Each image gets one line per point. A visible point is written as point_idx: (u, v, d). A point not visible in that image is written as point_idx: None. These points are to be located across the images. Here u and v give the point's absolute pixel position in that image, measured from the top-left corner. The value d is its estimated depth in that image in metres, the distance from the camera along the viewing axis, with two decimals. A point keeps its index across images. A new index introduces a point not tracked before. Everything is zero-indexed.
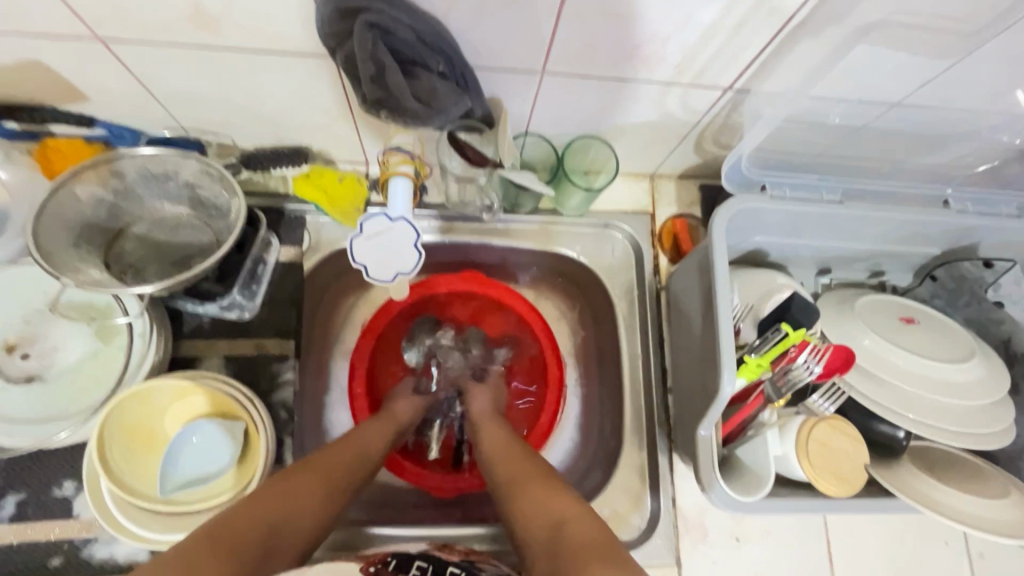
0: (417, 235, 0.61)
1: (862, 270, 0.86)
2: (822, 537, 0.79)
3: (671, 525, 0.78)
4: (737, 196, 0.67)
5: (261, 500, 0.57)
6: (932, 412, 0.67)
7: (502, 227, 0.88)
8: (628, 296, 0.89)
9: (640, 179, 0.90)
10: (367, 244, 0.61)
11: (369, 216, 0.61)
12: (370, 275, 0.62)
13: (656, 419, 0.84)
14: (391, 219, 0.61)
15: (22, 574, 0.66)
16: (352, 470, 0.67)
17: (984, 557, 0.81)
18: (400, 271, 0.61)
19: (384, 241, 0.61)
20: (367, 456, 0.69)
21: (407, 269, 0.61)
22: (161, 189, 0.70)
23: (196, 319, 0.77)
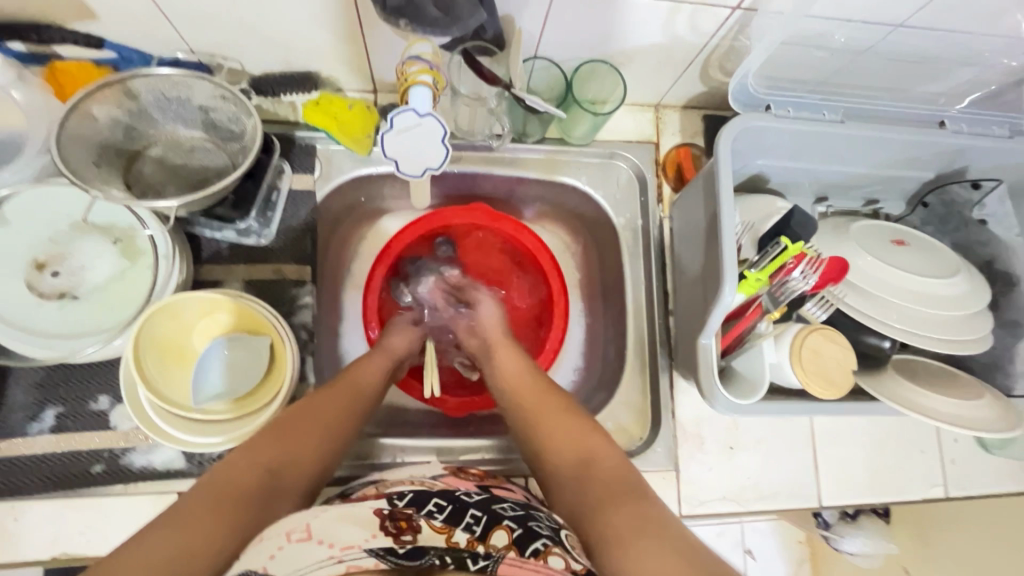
0: (445, 130, 0.63)
1: (858, 198, 0.89)
2: (809, 444, 0.86)
3: (671, 436, 0.84)
4: (744, 115, 0.69)
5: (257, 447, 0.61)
6: (915, 321, 0.72)
7: (509, 156, 0.89)
8: (632, 225, 0.91)
9: (645, 109, 0.91)
10: (397, 138, 0.63)
11: (399, 110, 0.62)
12: (400, 170, 0.67)
13: (659, 342, 0.88)
14: (420, 114, 0.63)
15: (66, 480, 0.70)
16: (349, 406, 0.70)
17: (956, 464, 0.89)
18: (430, 166, 0.66)
19: (413, 136, 0.63)
20: (361, 393, 0.72)
21: (436, 164, 0.66)
22: (175, 112, 0.71)
23: (214, 245, 0.79)
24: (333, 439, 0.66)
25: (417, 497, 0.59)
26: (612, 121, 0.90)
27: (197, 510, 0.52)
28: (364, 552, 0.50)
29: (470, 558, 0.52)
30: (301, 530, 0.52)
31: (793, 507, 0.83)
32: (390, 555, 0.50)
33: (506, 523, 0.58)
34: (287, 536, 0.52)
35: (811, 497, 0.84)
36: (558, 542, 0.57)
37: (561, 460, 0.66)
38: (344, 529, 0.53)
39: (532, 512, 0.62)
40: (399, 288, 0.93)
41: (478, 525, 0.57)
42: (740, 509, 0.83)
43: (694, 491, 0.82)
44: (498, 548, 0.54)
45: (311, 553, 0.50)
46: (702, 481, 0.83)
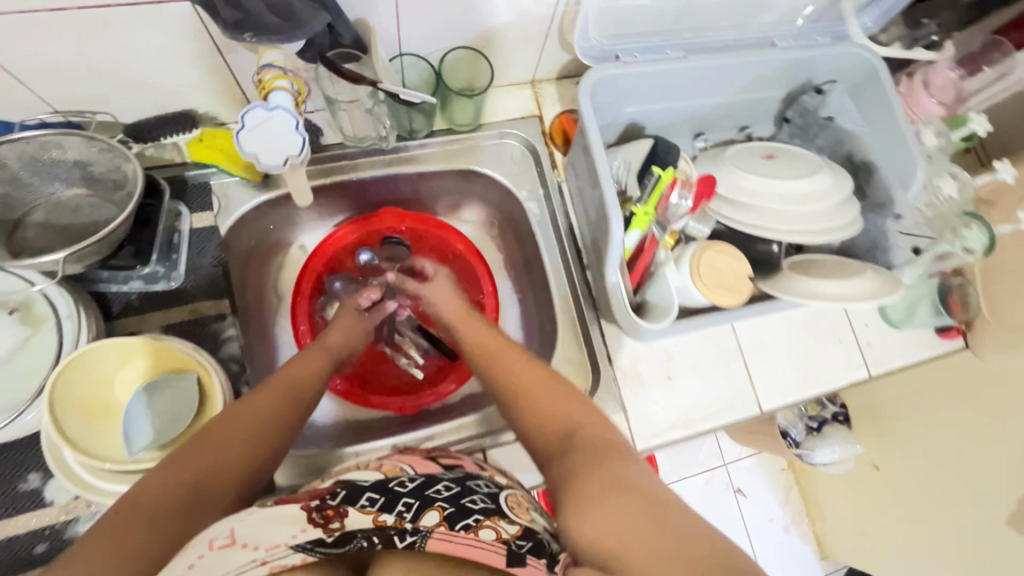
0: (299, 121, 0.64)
1: (730, 128, 0.97)
2: (740, 357, 0.92)
3: (612, 380, 0.87)
4: (598, 66, 0.75)
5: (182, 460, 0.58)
6: (801, 221, 0.79)
7: (404, 155, 0.92)
8: (536, 194, 0.96)
9: (522, 87, 0.97)
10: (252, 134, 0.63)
11: (246, 108, 0.62)
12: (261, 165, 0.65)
13: (582, 296, 0.92)
14: (269, 108, 0.63)
15: (11, 566, 0.68)
16: (281, 408, 0.67)
17: (870, 345, 0.97)
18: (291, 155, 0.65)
19: (268, 130, 0.63)
20: (298, 392, 0.70)
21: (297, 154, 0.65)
22: (50, 172, 0.70)
23: (123, 298, 0.78)
24: (267, 439, 0.64)
25: (351, 493, 0.56)
26: (494, 103, 0.95)
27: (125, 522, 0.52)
28: (291, 548, 0.47)
29: (397, 536, 0.51)
30: (224, 535, 0.49)
31: (737, 418, 0.89)
32: (318, 546, 0.49)
33: (439, 504, 0.56)
34: (207, 545, 0.48)
35: (751, 406, 0.90)
36: (495, 512, 0.58)
37: (547, 439, 0.67)
38: (271, 528, 0.50)
39: (468, 487, 0.62)
40: (326, 306, 0.95)
41: (410, 509, 0.55)
42: (691, 432, 0.87)
43: (645, 426, 0.86)
44: (428, 525, 0.52)
45: (233, 557, 0.47)
46: (650, 414, 0.87)
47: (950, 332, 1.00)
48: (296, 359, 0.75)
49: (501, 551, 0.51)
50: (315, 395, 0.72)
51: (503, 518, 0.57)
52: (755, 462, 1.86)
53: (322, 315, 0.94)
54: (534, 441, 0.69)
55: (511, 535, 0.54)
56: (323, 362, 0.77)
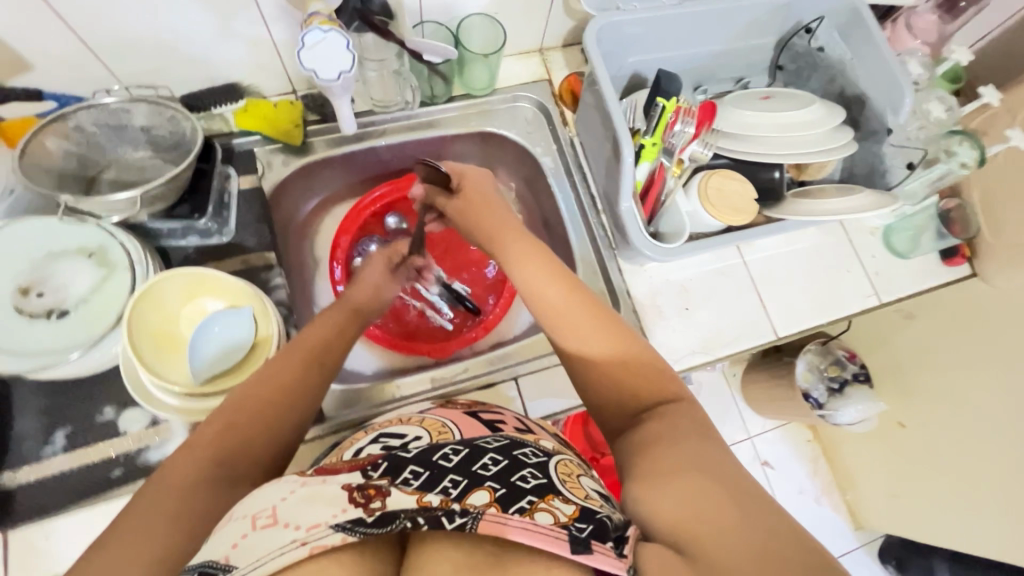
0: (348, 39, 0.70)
1: (727, 79, 1.04)
2: (753, 289, 0.96)
3: (632, 311, 0.93)
4: (600, 15, 0.83)
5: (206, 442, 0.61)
6: (799, 146, 0.85)
7: (426, 120, 1.00)
8: (549, 151, 1.03)
9: (531, 55, 1.05)
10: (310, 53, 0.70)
11: (307, 30, 0.69)
12: (320, 81, 0.71)
13: (598, 238, 0.98)
14: (323, 30, 0.70)
15: (89, 491, 0.73)
16: (304, 374, 0.69)
17: (880, 274, 1.01)
18: (343, 70, 0.71)
19: (322, 51, 0.70)
20: (319, 360, 0.71)
21: (348, 69, 0.71)
22: (120, 136, 0.79)
23: (181, 253, 0.86)
24: (290, 413, 0.67)
25: (393, 465, 0.56)
26: (506, 69, 1.03)
27: (151, 505, 0.56)
28: (331, 529, 0.49)
29: (445, 516, 0.50)
30: (266, 514, 0.52)
31: (754, 343, 0.93)
32: (359, 526, 0.49)
33: (489, 484, 0.55)
34: (252, 522, 0.52)
35: (766, 332, 0.95)
36: (548, 489, 0.55)
37: (613, 404, 0.66)
38: (310, 510, 0.51)
39: (516, 460, 0.60)
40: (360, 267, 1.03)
41: (457, 487, 0.54)
42: (711, 357, 0.92)
43: (666, 353, 0.91)
44: (479, 505, 0.51)
45: (279, 537, 0.49)
46: (670, 342, 0.92)
47: (954, 258, 1.03)
48: (317, 321, 0.76)
49: (563, 537, 0.48)
50: (336, 358, 0.74)
51: (558, 497, 0.54)
52: (782, 435, 1.79)
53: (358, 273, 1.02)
54: (605, 412, 0.67)
55: (569, 518, 0.50)
56: (347, 325, 0.78)
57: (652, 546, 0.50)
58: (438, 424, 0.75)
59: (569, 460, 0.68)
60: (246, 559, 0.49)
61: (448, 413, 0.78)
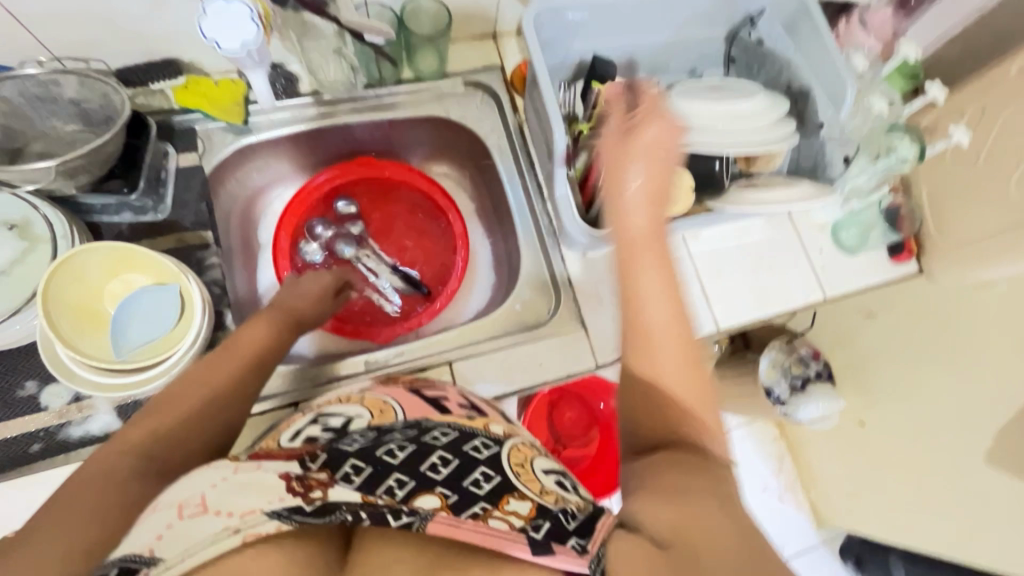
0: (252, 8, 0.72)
1: (679, 69, 1.03)
2: (694, 279, 0.96)
3: (573, 300, 0.93)
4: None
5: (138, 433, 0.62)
6: (741, 139, 0.84)
7: (376, 102, 0.99)
8: (499, 137, 1.02)
9: (484, 39, 1.04)
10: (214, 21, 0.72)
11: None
12: (222, 52, 0.73)
13: (542, 224, 0.96)
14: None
15: (7, 465, 0.73)
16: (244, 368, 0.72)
17: (826, 268, 1.00)
18: (246, 41, 0.72)
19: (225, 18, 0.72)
20: (261, 357, 0.75)
21: (252, 40, 0.72)
22: (48, 108, 0.78)
23: (115, 228, 0.85)
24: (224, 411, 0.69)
25: (333, 458, 0.59)
26: (458, 53, 1.02)
27: (72, 501, 0.55)
28: (265, 516, 0.51)
29: (390, 514, 0.52)
30: (195, 503, 0.53)
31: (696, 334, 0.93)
32: (295, 514, 0.51)
33: (439, 488, 0.58)
34: (178, 512, 0.53)
35: (706, 323, 0.95)
36: (504, 489, 0.60)
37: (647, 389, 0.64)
38: (243, 496, 0.53)
39: (466, 462, 0.63)
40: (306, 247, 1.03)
41: (400, 488, 0.56)
42: None
43: (605, 342, 0.91)
44: (427, 508, 0.54)
45: (209, 524, 0.51)
46: (610, 330, 0.91)
47: (901, 254, 1.01)
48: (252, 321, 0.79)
49: (523, 541, 0.51)
50: (274, 357, 0.77)
51: (513, 496, 0.59)
52: (746, 431, 1.77)
53: (302, 256, 1.03)
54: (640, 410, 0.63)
55: (523, 523, 0.54)
56: (284, 324, 0.81)
57: (632, 540, 0.49)
58: (380, 401, 0.77)
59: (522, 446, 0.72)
60: (172, 551, 0.49)
61: (388, 390, 0.81)
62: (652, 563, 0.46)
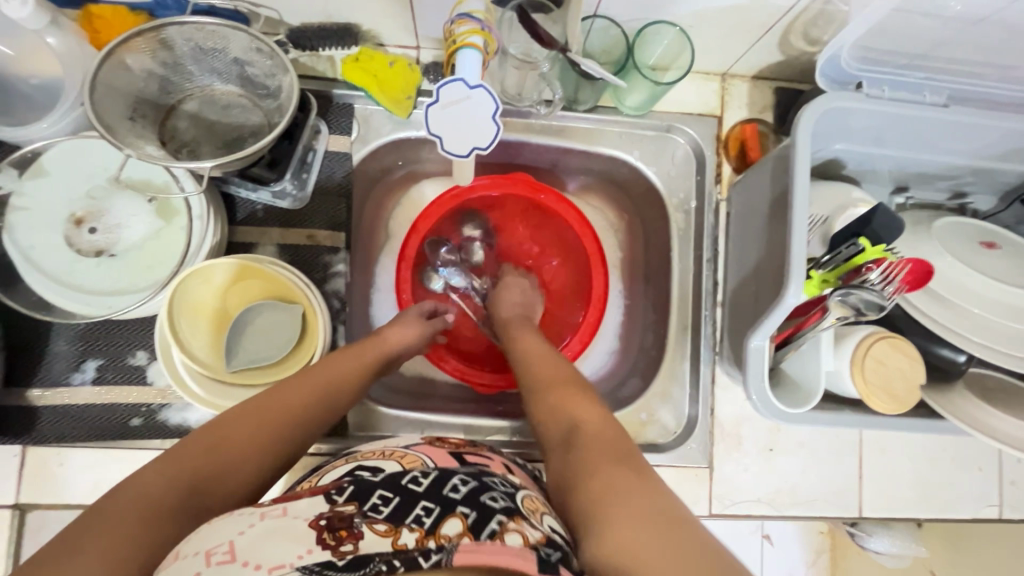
0: (497, 104, 0.57)
1: (943, 190, 0.79)
2: (855, 451, 0.80)
3: (707, 432, 0.80)
4: (829, 93, 0.60)
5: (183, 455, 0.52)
6: (999, 338, 0.65)
7: (560, 125, 0.83)
8: (684, 207, 0.84)
9: (710, 78, 0.83)
10: (444, 113, 0.58)
11: (447, 81, 0.56)
12: (444, 150, 0.60)
13: (703, 331, 0.82)
14: (470, 85, 0.57)
15: (105, 432, 0.72)
16: (313, 396, 0.63)
17: (1016, 487, 0.82)
18: (477, 146, 0.59)
19: (464, 109, 0.58)
20: (334, 390, 0.65)
21: (484, 146, 0.59)
22: (210, 65, 0.67)
23: (249, 207, 0.77)
24: (282, 437, 0.59)
25: (359, 490, 0.51)
26: (674, 90, 0.82)
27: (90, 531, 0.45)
28: (296, 571, 0.41)
29: (420, 555, 0.44)
30: (223, 549, 0.43)
31: (832, 515, 0.80)
32: (328, 570, 0.42)
33: (460, 510, 0.49)
34: (203, 561, 0.42)
35: (851, 508, 0.80)
36: (516, 513, 0.51)
37: (551, 431, 0.62)
38: (274, 545, 0.43)
39: (484, 483, 0.55)
40: (429, 274, 0.92)
41: (429, 516, 0.48)
42: (774, 513, 0.79)
43: (726, 490, 0.79)
44: (452, 537, 0.46)
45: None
46: (735, 480, 0.79)
47: None
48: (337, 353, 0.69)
49: (532, 557, 0.45)
50: (348, 400, 0.67)
51: (526, 520, 0.50)
52: None
53: (424, 282, 0.92)
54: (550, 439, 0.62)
55: (539, 540, 0.48)
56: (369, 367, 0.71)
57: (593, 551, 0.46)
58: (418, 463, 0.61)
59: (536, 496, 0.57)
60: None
61: (427, 446, 0.64)
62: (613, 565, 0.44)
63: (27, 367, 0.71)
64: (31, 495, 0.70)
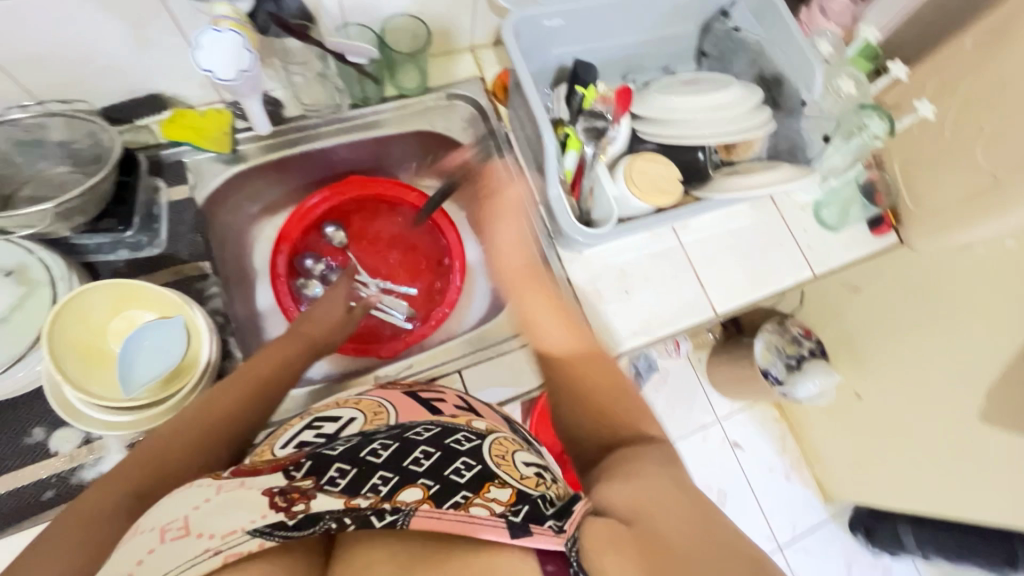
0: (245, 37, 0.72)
1: (655, 67, 1.06)
2: (689, 268, 0.98)
3: (574, 299, 0.94)
4: (515, 12, 0.85)
5: (133, 467, 0.60)
6: (716, 126, 0.87)
7: (362, 121, 1.00)
8: (486, 147, 1.04)
9: (464, 52, 1.06)
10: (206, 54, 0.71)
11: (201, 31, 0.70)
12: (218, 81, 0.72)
13: (536, 226, 0.99)
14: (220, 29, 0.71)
15: (17, 515, 0.71)
16: (255, 398, 0.72)
17: (813, 247, 1.03)
18: (244, 69, 0.73)
19: (220, 48, 0.71)
20: (271, 385, 0.75)
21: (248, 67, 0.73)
22: (36, 153, 0.78)
23: (111, 266, 0.84)
24: (225, 434, 0.67)
25: (318, 464, 0.53)
26: (440, 67, 1.04)
27: (59, 535, 0.53)
28: (247, 535, 0.44)
29: (375, 516, 0.47)
30: (178, 526, 0.47)
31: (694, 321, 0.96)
32: (278, 530, 0.45)
33: (421, 480, 0.51)
34: (160, 535, 0.46)
35: (706, 310, 0.97)
36: (484, 477, 0.52)
37: (587, 422, 0.67)
38: (226, 514, 0.47)
39: (448, 451, 0.56)
40: (305, 285, 1.04)
41: (386, 484, 0.51)
42: (652, 337, 0.94)
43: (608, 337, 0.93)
44: (410, 503, 0.48)
45: (186, 548, 0.44)
46: (613, 326, 0.93)
47: (882, 227, 1.03)
48: (269, 348, 0.80)
49: (501, 523, 0.45)
50: (286, 381, 0.78)
51: (494, 483, 0.51)
52: (749, 417, 1.59)
53: (303, 293, 1.03)
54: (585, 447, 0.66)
55: (505, 505, 0.47)
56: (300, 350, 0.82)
57: (602, 523, 0.47)
58: (375, 404, 0.70)
59: (505, 438, 0.64)
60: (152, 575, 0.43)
61: (386, 393, 0.74)
62: (613, 532, 0.46)
63: None
64: None
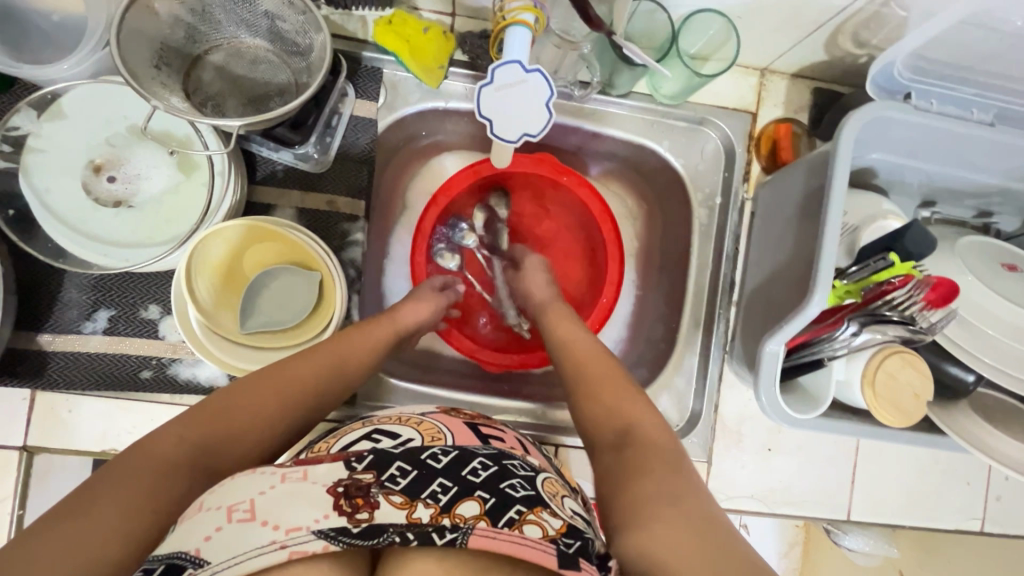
0: (551, 91, 0.56)
1: (970, 208, 0.78)
2: (851, 458, 0.82)
3: (710, 428, 0.81)
4: (878, 102, 0.61)
5: (201, 420, 0.51)
6: (1012, 361, 0.66)
7: (592, 108, 0.81)
8: (708, 203, 0.83)
9: (749, 72, 0.81)
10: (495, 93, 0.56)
11: (502, 62, 0.55)
12: (493, 133, 0.58)
13: (716, 330, 0.82)
14: (526, 68, 0.55)
15: (112, 382, 0.71)
16: (333, 378, 0.61)
17: (1001, 501, 0.84)
18: (528, 132, 0.58)
19: (513, 94, 0.56)
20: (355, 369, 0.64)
21: (535, 132, 0.58)
22: (240, 16, 0.64)
23: (270, 166, 0.75)
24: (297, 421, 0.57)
25: (379, 458, 0.48)
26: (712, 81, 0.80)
27: (104, 491, 0.44)
28: (313, 535, 0.41)
29: (436, 533, 0.43)
30: (245, 507, 0.43)
31: (822, 516, 0.82)
32: (343, 537, 0.42)
33: (479, 493, 0.47)
34: (228, 514, 0.42)
35: (840, 509, 0.82)
36: (538, 500, 0.48)
37: (599, 430, 0.60)
38: (290, 504, 0.43)
39: (507, 466, 0.51)
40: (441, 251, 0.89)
41: (445, 494, 0.46)
42: (765, 509, 0.81)
43: (722, 484, 0.81)
44: (468, 520, 0.44)
45: (252, 535, 0.41)
46: (733, 477, 0.81)
47: None
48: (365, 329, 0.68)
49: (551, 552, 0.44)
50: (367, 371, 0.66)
51: (547, 509, 0.48)
52: None
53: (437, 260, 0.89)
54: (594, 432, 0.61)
55: (558, 531, 0.46)
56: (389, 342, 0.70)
57: None
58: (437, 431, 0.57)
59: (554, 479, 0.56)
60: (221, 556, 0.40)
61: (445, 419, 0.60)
62: None
63: (40, 312, 0.71)
64: (40, 439, 0.70)
